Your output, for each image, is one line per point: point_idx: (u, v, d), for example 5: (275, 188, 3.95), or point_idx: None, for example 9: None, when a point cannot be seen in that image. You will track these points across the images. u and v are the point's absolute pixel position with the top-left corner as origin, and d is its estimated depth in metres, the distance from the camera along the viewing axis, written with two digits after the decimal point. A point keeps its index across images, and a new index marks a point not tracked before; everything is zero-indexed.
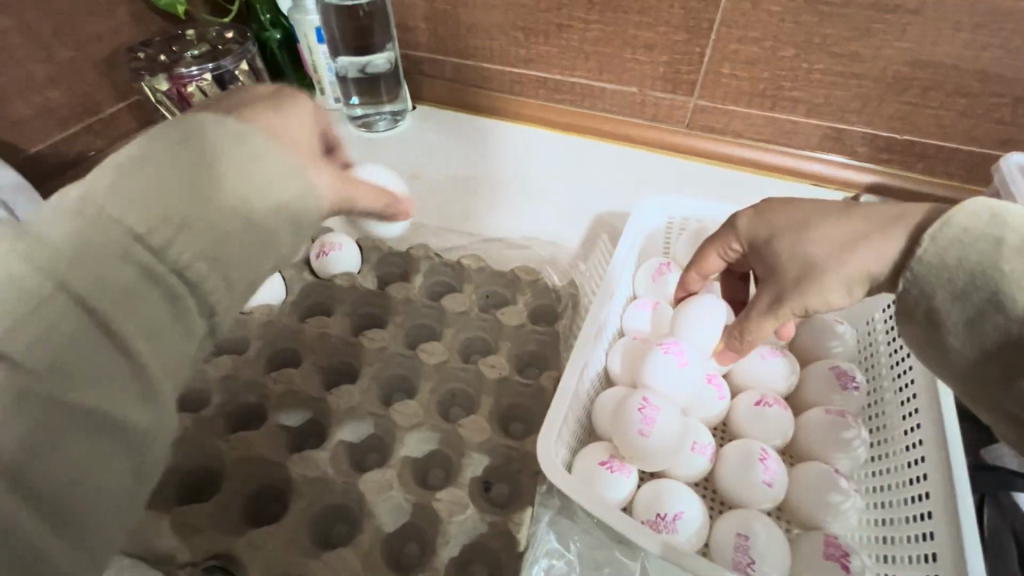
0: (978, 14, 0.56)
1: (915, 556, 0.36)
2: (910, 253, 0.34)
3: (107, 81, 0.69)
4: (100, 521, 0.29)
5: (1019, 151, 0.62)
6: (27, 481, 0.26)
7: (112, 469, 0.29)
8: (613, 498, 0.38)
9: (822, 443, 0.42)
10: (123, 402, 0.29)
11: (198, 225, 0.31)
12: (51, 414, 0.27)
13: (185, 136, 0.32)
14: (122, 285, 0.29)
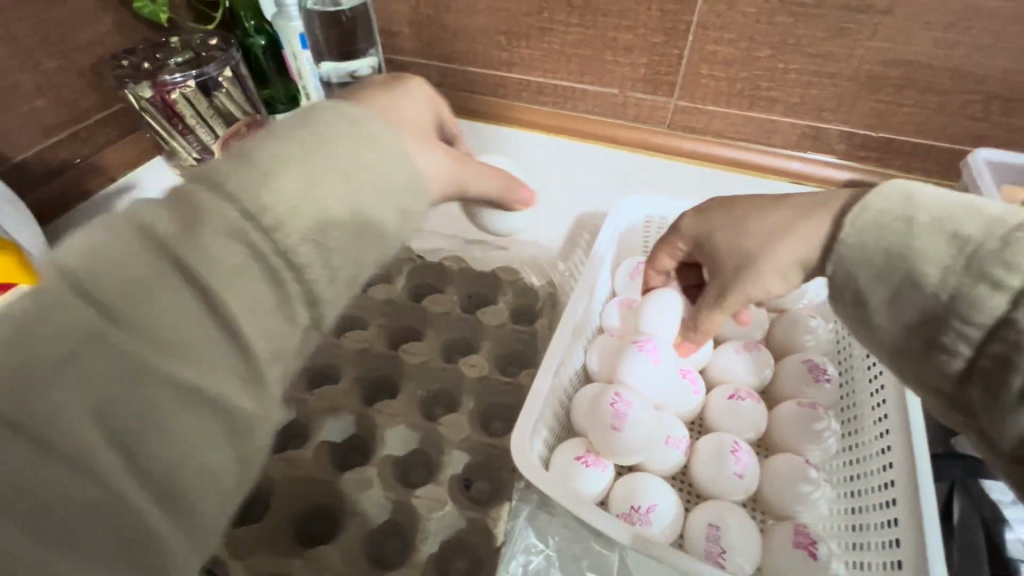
0: (948, 13, 0.57)
1: (879, 543, 0.37)
2: (836, 237, 0.37)
3: (93, 89, 0.69)
4: (206, 502, 0.30)
5: (991, 147, 0.63)
6: (143, 458, 0.27)
7: (217, 453, 0.29)
8: (588, 491, 0.39)
9: (795, 436, 0.43)
10: (230, 387, 0.30)
11: (307, 209, 0.31)
12: (167, 394, 0.28)
13: (309, 118, 0.34)
14: (236, 267, 0.30)
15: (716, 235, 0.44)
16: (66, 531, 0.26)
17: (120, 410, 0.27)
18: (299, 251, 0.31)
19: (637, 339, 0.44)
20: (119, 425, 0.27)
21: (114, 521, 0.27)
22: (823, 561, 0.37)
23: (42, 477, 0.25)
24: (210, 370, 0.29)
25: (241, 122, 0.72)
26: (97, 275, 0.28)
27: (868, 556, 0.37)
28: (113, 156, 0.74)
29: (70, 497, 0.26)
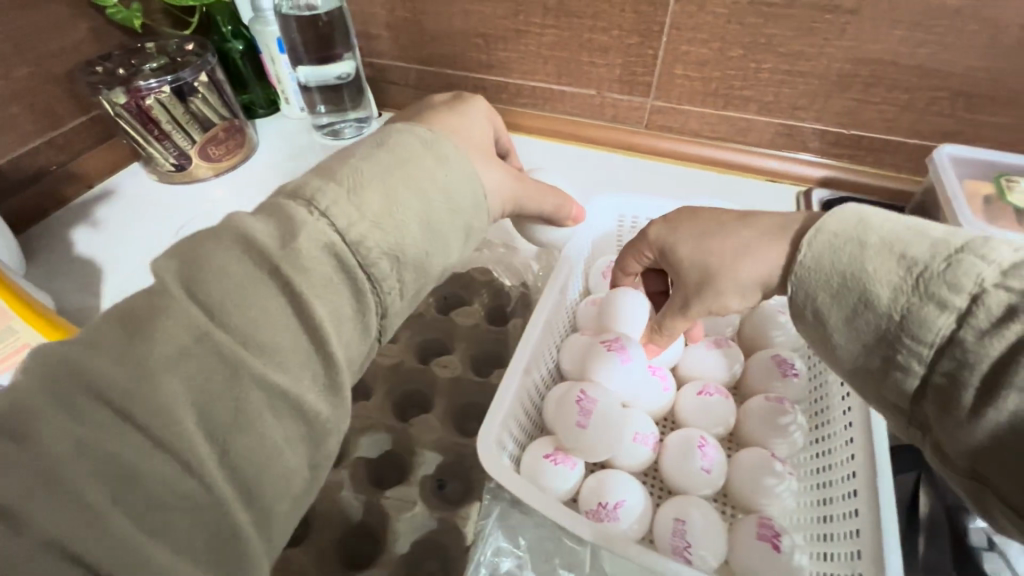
0: (913, 12, 0.58)
1: (842, 533, 0.37)
2: (793, 258, 0.38)
3: (68, 95, 0.69)
4: (276, 504, 0.30)
5: (957, 143, 0.64)
6: (232, 456, 0.29)
7: (291, 455, 0.31)
8: (556, 488, 0.40)
9: (761, 430, 0.44)
10: (312, 393, 0.31)
11: (387, 223, 0.34)
12: (258, 393, 0.30)
13: (386, 142, 0.38)
14: (323, 277, 0.32)
15: (681, 246, 0.43)
16: (165, 523, 0.27)
17: (220, 409, 0.29)
18: (377, 258, 0.34)
19: (604, 338, 0.45)
20: (215, 421, 0.29)
21: (207, 517, 0.28)
22: (786, 553, 0.37)
23: (148, 467, 0.26)
24: (295, 373, 0.31)
25: (218, 127, 0.73)
26: (199, 279, 0.30)
27: (830, 547, 0.38)
28: (90, 163, 0.74)
29: (168, 489, 0.27)
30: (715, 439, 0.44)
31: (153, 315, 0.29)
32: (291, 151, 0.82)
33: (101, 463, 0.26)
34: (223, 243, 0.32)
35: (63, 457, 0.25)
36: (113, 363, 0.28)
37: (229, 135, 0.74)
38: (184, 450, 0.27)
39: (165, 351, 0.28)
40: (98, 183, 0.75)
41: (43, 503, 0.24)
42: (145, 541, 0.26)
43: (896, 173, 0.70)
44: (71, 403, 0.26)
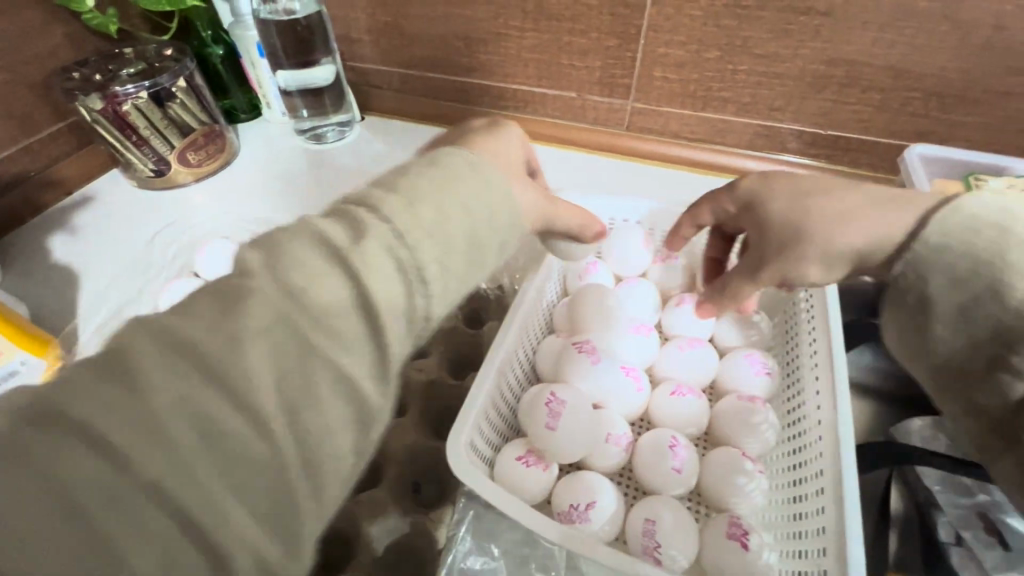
0: (884, 14, 0.59)
1: (808, 532, 0.38)
2: (915, 233, 0.39)
3: (45, 102, 0.68)
4: (330, 481, 0.32)
5: (931, 142, 0.65)
6: (298, 429, 0.30)
7: (347, 436, 0.32)
8: (528, 491, 0.40)
9: (732, 429, 0.44)
10: (368, 379, 0.33)
11: (437, 234, 0.36)
12: (325, 372, 0.31)
13: (433, 161, 0.40)
14: (382, 275, 0.34)
15: (774, 205, 0.46)
16: (238, 482, 0.28)
17: (292, 382, 0.31)
18: (428, 262, 0.35)
19: (577, 341, 0.45)
20: (287, 394, 0.30)
21: (273, 482, 0.29)
22: (754, 552, 0.37)
23: (230, 429, 0.29)
24: (358, 357, 0.33)
25: (197, 132, 0.73)
26: (278, 265, 0.33)
27: (797, 545, 0.38)
28: (69, 168, 0.73)
29: (241, 452, 0.28)
30: (687, 439, 0.45)
31: (241, 295, 0.32)
32: (271, 156, 0.82)
33: (194, 416, 0.28)
34: (299, 235, 0.34)
35: (158, 410, 0.28)
36: (206, 331, 0.30)
37: (209, 140, 0.74)
38: (261, 416, 0.29)
39: (253, 323, 0.31)
40: (79, 189, 0.75)
41: (139, 448, 0.27)
42: (220, 496, 0.28)
43: (873, 172, 0.70)
44: (168, 363, 0.29)
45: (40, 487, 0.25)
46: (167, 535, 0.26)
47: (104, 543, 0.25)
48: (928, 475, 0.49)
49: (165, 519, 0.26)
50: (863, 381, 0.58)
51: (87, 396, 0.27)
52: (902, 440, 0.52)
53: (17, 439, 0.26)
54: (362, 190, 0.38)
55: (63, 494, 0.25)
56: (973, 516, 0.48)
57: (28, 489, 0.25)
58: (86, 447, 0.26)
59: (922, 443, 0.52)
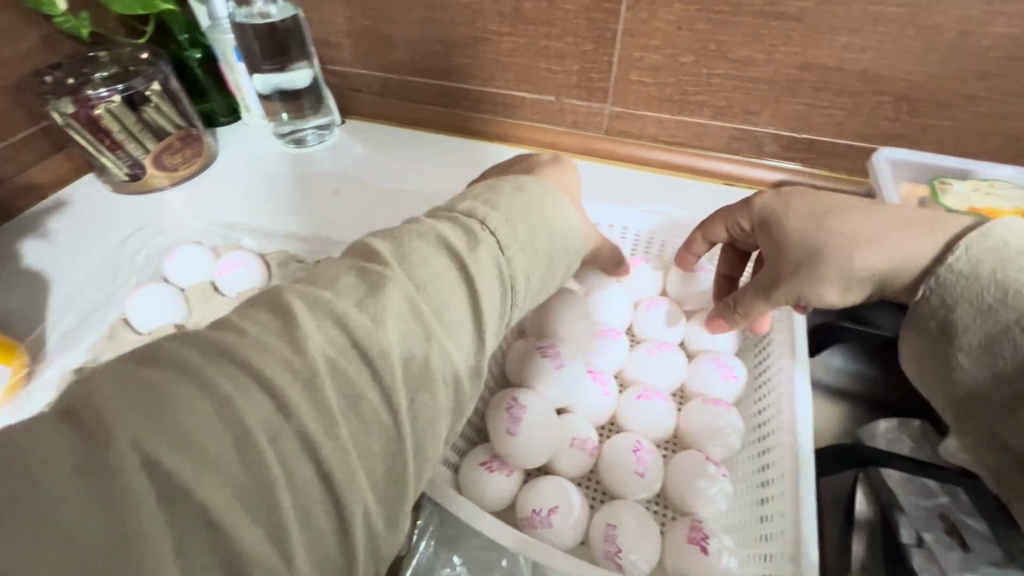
0: (854, 19, 0.59)
1: (765, 535, 0.38)
2: (942, 261, 0.39)
3: (18, 106, 0.68)
4: (425, 459, 0.35)
5: (902, 146, 0.66)
6: (414, 405, 0.33)
7: (444, 419, 0.35)
8: (491, 496, 0.40)
9: (697, 433, 0.44)
10: (466, 372, 0.37)
11: (528, 253, 0.40)
12: (440, 359, 0.35)
13: (517, 188, 0.43)
14: (487, 283, 0.38)
15: (790, 222, 0.45)
16: (365, 448, 0.31)
17: (414, 362, 0.34)
18: (519, 276, 0.40)
19: (541, 344, 0.45)
20: (409, 373, 0.33)
21: (388, 453, 0.32)
22: (714, 556, 0.38)
23: (370, 397, 0.32)
24: (462, 355, 0.36)
25: (173, 136, 0.72)
26: (408, 259, 0.36)
27: (754, 548, 0.38)
28: (43, 173, 0.73)
29: (370, 419, 0.31)
30: (653, 444, 0.45)
31: (379, 278, 0.35)
32: (250, 160, 0.81)
33: (344, 379, 0.31)
34: (423, 236, 0.38)
35: (321, 369, 0.31)
36: (355, 307, 0.33)
37: (185, 144, 0.74)
38: (394, 391, 0.32)
39: (394, 307, 0.34)
40: (53, 194, 0.75)
41: (302, 397, 0.29)
42: (352, 457, 0.30)
43: (848, 175, 0.71)
44: (326, 330, 0.32)
45: (220, 414, 0.27)
46: (304, 480, 0.29)
47: (261, 476, 0.27)
48: (892, 477, 0.49)
49: (306, 466, 0.29)
50: (834, 383, 0.59)
51: (260, 347, 0.30)
52: (868, 442, 0.53)
53: (199, 366, 0.29)
54: (463, 204, 0.41)
55: (237, 422, 0.27)
56: (934, 517, 0.48)
57: (208, 412, 0.27)
58: (259, 386, 0.29)
59: (886, 446, 0.52)
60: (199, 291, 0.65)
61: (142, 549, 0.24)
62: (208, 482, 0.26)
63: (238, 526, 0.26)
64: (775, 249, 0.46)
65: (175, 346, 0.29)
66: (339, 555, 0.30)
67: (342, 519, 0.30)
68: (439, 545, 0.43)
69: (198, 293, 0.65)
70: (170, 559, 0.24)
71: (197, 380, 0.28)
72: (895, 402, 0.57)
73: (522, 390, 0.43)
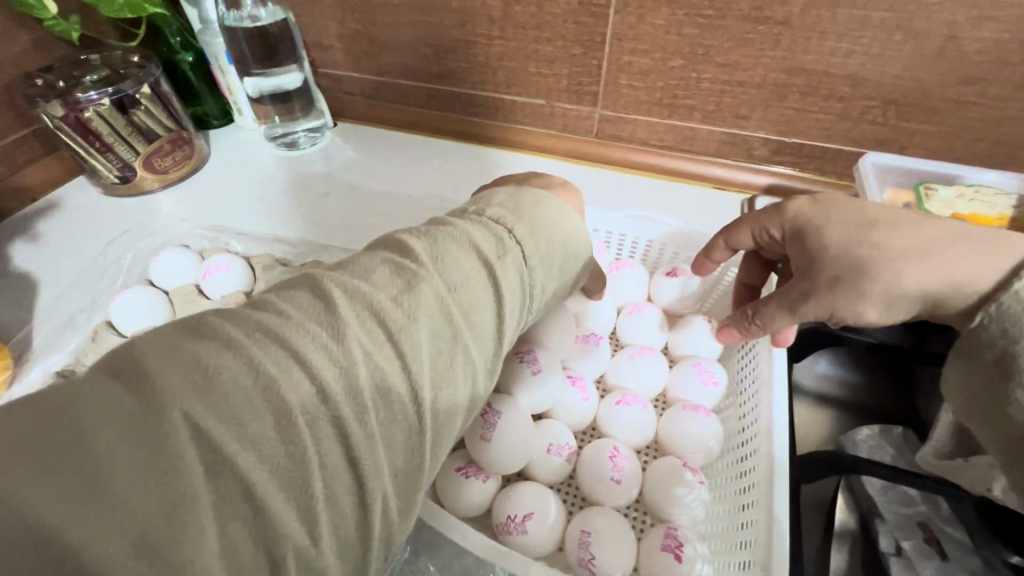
0: (841, 23, 0.59)
1: (739, 543, 0.38)
2: (1005, 285, 0.39)
3: (9, 108, 0.68)
4: (439, 454, 0.35)
5: (891, 150, 0.65)
6: (436, 401, 0.34)
7: (462, 416, 0.36)
8: (466, 502, 0.40)
9: (675, 440, 0.44)
10: (484, 374, 0.37)
11: (549, 261, 0.41)
12: (464, 359, 0.35)
13: (541, 198, 0.43)
14: (511, 287, 0.38)
15: (830, 233, 0.43)
16: (390, 439, 0.31)
17: (440, 359, 0.34)
18: (539, 284, 0.40)
19: (520, 350, 0.44)
20: (436, 369, 0.34)
21: (411, 445, 0.32)
22: (687, 563, 0.38)
23: (401, 389, 0.32)
24: (483, 357, 0.36)
25: (163, 139, 0.72)
26: (441, 257, 0.37)
27: (729, 556, 0.38)
28: (32, 176, 0.73)
29: (397, 410, 0.32)
30: (631, 450, 0.45)
31: (412, 274, 0.35)
32: (242, 163, 0.82)
33: (379, 370, 0.31)
34: (456, 238, 0.38)
35: (357, 360, 0.31)
36: (390, 300, 0.33)
37: (175, 146, 0.74)
38: (422, 385, 0.33)
39: (426, 303, 0.34)
40: (43, 197, 0.75)
41: (341, 386, 0.30)
42: (380, 448, 0.31)
43: (838, 180, 0.71)
44: (363, 321, 0.32)
45: (262, 393, 0.28)
46: (335, 465, 0.29)
47: (297, 456, 0.28)
48: (871, 484, 0.50)
49: (337, 450, 0.29)
50: (820, 389, 0.59)
51: (301, 331, 0.30)
52: (850, 450, 0.53)
53: (244, 343, 0.29)
54: (491, 207, 0.41)
55: (279, 404, 0.28)
56: (913, 525, 0.48)
57: (251, 389, 0.27)
58: (301, 369, 0.29)
59: (868, 454, 0.52)
60: (183, 293, 0.65)
61: (182, 516, 0.24)
62: (248, 457, 0.26)
63: (271, 503, 0.27)
64: (808, 261, 0.44)
65: (221, 321, 0.30)
66: (358, 539, 0.30)
67: (365, 506, 0.30)
68: (417, 553, 0.43)
69: (181, 295, 0.64)
70: (207, 527, 0.25)
71: (242, 358, 0.28)
72: (878, 407, 0.57)
73: (499, 395, 0.43)
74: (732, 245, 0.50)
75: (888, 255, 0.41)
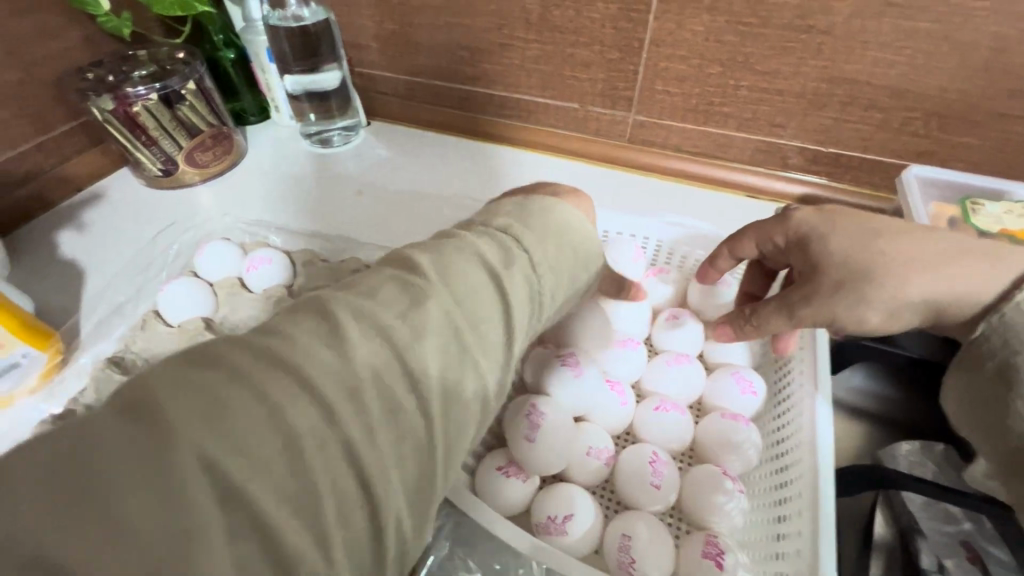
0: (884, 34, 0.59)
1: (782, 554, 0.38)
2: (1009, 299, 0.39)
3: (60, 101, 0.71)
4: (449, 470, 0.35)
5: (931, 163, 0.65)
6: (444, 418, 0.34)
7: (471, 432, 0.36)
8: (507, 501, 0.41)
9: (716, 448, 0.44)
10: (494, 387, 0.37)
11: (557, 270, 0.41)
12: (472, 374, 0.35)
13: (547, 207, 0.44)
14: (518, 299, 0.38)
15: (835, 238, 0.43)
16: (399, 457, 0.31)
17: (446, 376, 0.34)
18: (548, 294, 0.40)
19: (563, 354, 0.46)
20: (443, 386, 0.34)
21: (421, 462, 0.33)
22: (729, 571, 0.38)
23: (413, 410, 0.32)
24: (492, 371, 0.37)
25: (205, 134, 0.74)
26: (446, 275, 0.37)
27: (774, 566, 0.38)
28: (77, 167, 0.75)
29: (405, 428, 0.32)
30: (668, 455, 0.45)
31: (417, 293, 0.35)
32: (278, 159, 0.83)
33: (383, 389, 0.32)
34: (462, 253, 0.38)
35: (363, 380, 0.31)
36: (396, 319, 0.34)
37: (217, 141, 0.76)
38: (428, 402, 0.33)
39: (431, 321, 0.34)
40: (87, 187, 0.77)
41: (348, 408, 0.30)
42: (389, 465, 0.31)
43: (874, 192, 0.71)
44: (369, 341, 0.32)
45: (270, 420, 0.28)
46: (345, 485, 0.29)
47: (307, 481, 0.28)
48: (914, 501, 0.49)
49: (346, 472, 0.29)
50: (851, 402, 0.59)
51: (307, 355, 0.31)
52: (889, 464, 0.52)
53: (252, 371, 0.29)
54: (499, 220, 0.42)
55: (287, 428, 0.28)
56: (956, 544, 0.47)
57: (258, 416, 0.28)
58: (307, 393, 0.30)
59: (907, 469, 0.52)
60: (225, 285, 0.67)
61: (196, 544, 0.24)
62: (259, 484, 0.27)
63: (291, 530, 0.27)
64: (811, 267, 0.44)
65: (231, 350, 0.30)
66: (370, 557, 0.30)
67: (379, 526, 0.30)
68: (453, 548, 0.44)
69: (223, 287, 0.66)
70: (221, 552, 0.25)
71: (250, 386, 0.29)
72: (916, 421, 0.56)
73: (538, 397, 0.43)
74: (734, 254, 0.50)
75: (893, 262, 0.41)
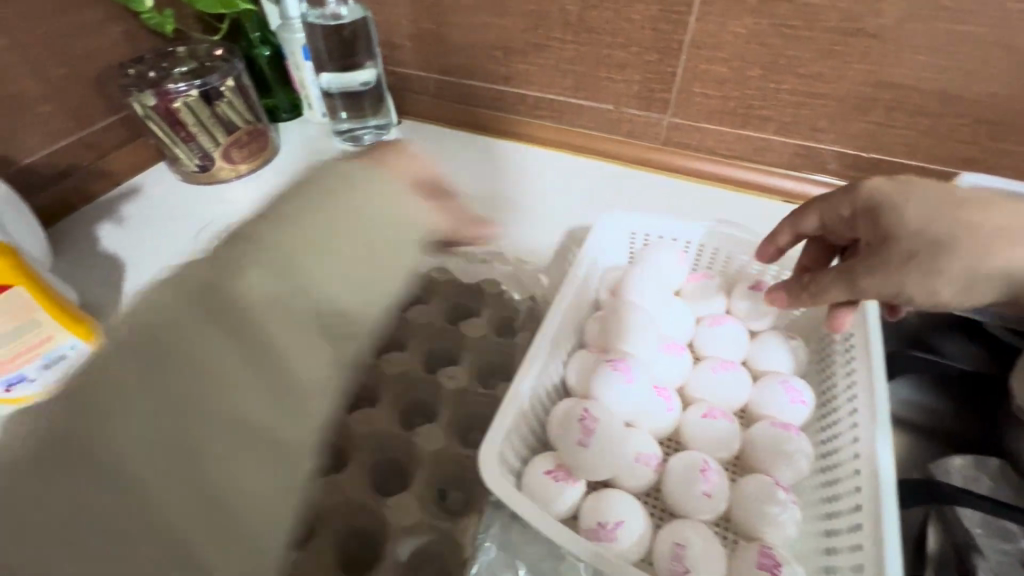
0: (935, 38, 0.58)
1: (848, 566, 0.39)
2: None
3: (101, 96, 0.72)
4: (222, 550, 0.24)
5: (979, 171, 0.63)
6: (177, 472, 0.24)
7: (248, 487, 0.25)
8: (555, 505, 0.41)
9: (767, 457, 0.43)
10: (269, 421, 0.27)
11: (288, 248, 0.32)
12: (214, 402, 0.26)
13: (292, 188, 0.36)
14: (247, 299, 0.29)
15: (907, 210, 0.43)
16: (100, 534, 0.22)
17: (166, 410, 0.25)
18: (302, 278, 0.31)
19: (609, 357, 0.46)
20: (161, 424, 0.24)
21: (144, 541, 0.22)
22: None
23: (138, 458, 0.23)
24: (264, 396, 0.27)
25: (242, 131, 0.75)
26: (181, 281, 0.29)
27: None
28: (115, 162, 0.76)
29: (98, 492, 0.22)
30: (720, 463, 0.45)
31: (145, 306, 0.27)
32: (309, 157, 0.84)
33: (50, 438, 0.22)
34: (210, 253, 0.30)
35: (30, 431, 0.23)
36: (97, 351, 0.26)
37: (252, 138, 0.76)
38: (128, 450, 0.23)
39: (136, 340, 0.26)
40: (125, 182, 0.78)
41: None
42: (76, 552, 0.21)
43: None
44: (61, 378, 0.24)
45: None
46: None
47: None
48: (970, 518, 0.47)
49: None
50: (895, 414, 0.57)
51: None
52: (942, 477, 0.51)
53: None
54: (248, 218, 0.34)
55: None
56: (1014, 563, 0.46)
57: None
58: None
59: (961, 484, 0.51)
60: None
61: None
62: None
63: None
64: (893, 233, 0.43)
65: None
66: None
67: None
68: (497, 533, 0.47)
69: None
70: None
71: None
72: (961, 434, 0.55)
73: (587, 402, 0.44)
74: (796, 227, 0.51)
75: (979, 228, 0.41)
